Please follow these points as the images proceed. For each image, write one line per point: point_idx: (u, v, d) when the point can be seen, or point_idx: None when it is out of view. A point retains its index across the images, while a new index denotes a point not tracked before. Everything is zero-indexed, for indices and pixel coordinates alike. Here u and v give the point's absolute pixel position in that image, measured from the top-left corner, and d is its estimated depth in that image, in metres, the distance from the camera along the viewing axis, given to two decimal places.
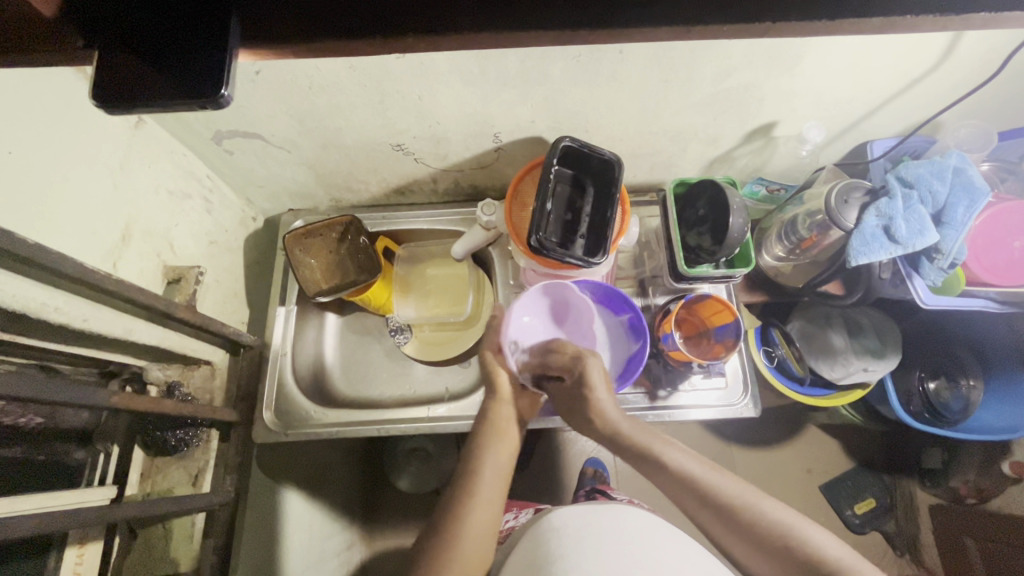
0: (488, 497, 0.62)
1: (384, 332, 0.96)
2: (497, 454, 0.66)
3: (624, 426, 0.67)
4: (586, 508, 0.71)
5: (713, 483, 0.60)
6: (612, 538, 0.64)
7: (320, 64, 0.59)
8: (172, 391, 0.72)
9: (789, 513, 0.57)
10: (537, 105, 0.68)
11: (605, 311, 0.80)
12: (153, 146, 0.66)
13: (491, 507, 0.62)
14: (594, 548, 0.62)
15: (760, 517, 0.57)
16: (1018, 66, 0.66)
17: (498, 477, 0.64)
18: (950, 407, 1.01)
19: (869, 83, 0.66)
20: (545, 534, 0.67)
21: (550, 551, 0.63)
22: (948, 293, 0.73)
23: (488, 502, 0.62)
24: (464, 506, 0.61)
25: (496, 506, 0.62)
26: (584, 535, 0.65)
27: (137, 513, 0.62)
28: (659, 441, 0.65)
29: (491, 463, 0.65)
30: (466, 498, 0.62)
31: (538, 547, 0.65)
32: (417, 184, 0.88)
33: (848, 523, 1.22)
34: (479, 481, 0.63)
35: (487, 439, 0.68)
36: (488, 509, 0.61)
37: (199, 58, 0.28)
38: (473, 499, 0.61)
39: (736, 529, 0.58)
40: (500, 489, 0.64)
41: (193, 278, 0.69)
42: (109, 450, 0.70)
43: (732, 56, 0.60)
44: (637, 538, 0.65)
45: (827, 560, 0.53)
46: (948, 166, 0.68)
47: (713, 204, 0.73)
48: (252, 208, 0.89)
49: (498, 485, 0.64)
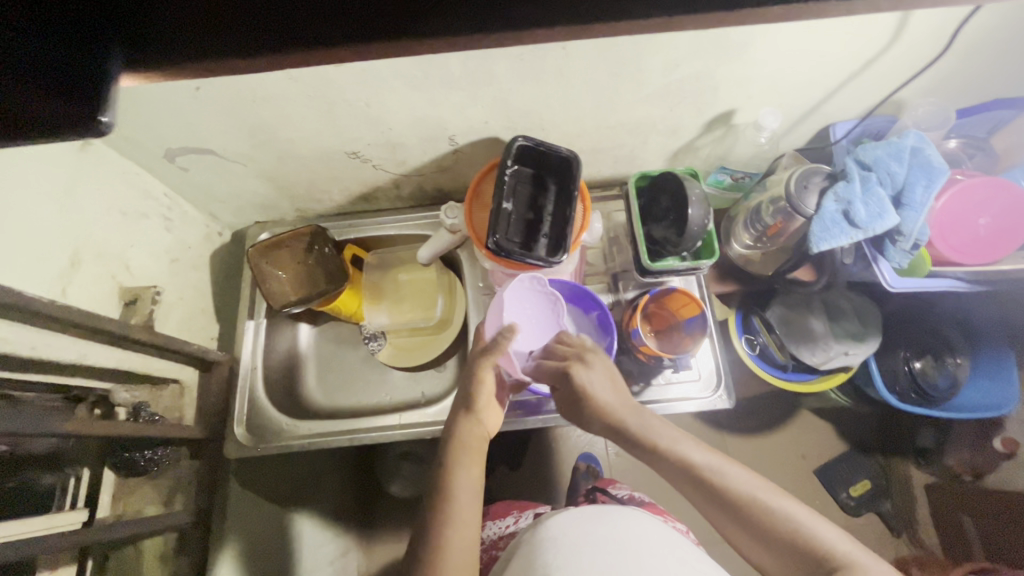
0: (465, 518, 0.60)
1: (359, 340, 0.96)
2: (468, 474, 0.64)
3: (629, 419, 0.66)
4: (582, 514, 0.71)
5: (726, 483, 0.59)
6: (608, 547, 0.64)
7: (259, 76, 0.58)
8: (139, 413, 0.71)
9: (800, 508, 0.57)
10: (488, 105, 0.67)
11: (574, 309, 0.80)
12: (102, 167, 0.66)
13: (467, 530, 0.60)
14: (591, 559, 0.62)
15: (771, 514, 0.56)
16: (974, 42, 0.65)
17: (471, 497, 0.62)
18: (937, 385, 1.03)
19: (823, 64, 0.65)
20: (542, 543, 0.67)
21: (547, 563, 0.63)
22: (915, 275, 0.73)
23: (464, 524, 0.60)
24: (441, 531, 0.59)
25: (474, 526, 0.61)
26: (581, 544, 0.65)
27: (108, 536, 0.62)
28: (674, 439, 0.63)
29: (462, 486, 0.62)
30: (441, 523, 0.60)
31: (536, 558, 0.65)
32: (381, 191, 0.88)
33: (844, 506, 1.23)
34: (452, 506, 0.61)
35: (454, 461, 0.64)
36: (465, 532, 0.59)
37: (78, 91, 0.27)
38: (448, 526, 0.59)
39: (742, 524, 0.57)
40: (475, 508, 0.62)
41: (149, 298, 0.69)
42: (80, 474, 0.68)
43: (679, 47, 0.60)
44: (634, 546, 0.64)
45: (838, 559, 0.52)
46: (905, 146, 0.65)
47: (674, 196, 0.73)
48: (217, 223, 0.89)
49: (473, 506, 0.62)
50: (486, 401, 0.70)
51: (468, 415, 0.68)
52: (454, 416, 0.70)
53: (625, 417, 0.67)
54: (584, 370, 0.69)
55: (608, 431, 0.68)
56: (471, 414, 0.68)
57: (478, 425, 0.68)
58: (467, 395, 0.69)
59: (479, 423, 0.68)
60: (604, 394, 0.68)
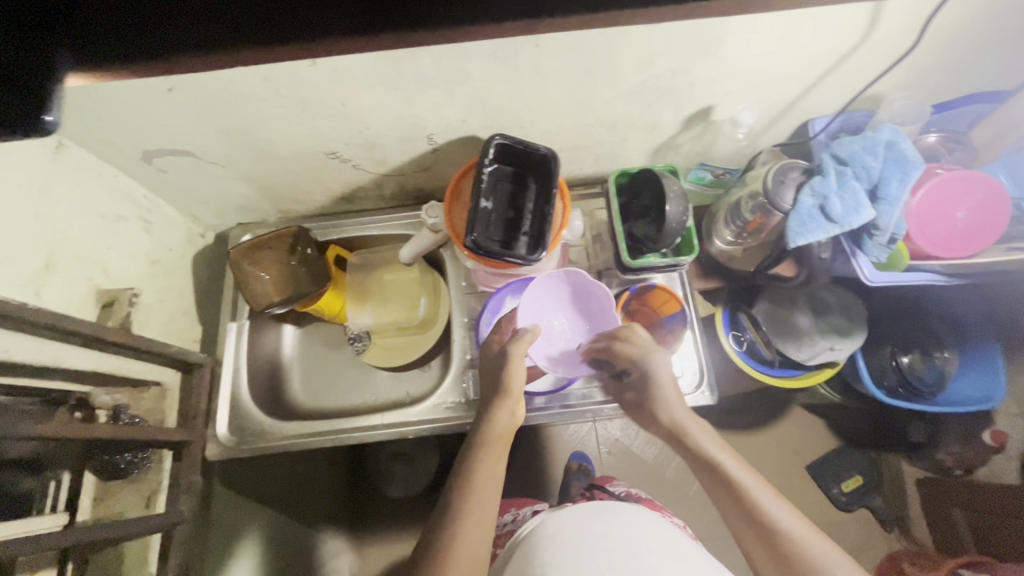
0: (486, 498, 0.61)
1: (345, 341, 0.96)
2: (492, 459, 0.63)
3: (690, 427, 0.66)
4: (581, 512, 0.71)
5: (760, 504, 0.59)
6: (609, 546, 0.64)
7: (232, 76, 0.58)
8: (119, 416, 0.71)
9: (838, 557, 0.56)
10: (463, 103, 0.67)
11: (587, 301, 0.77)
12: (77, 169, 0.65)
13: (486, 510, 0.60)
14: (590, 557, 0.62)
15: (808, 557, 0.56)
16: (949, 35, 0.65)
17: (496, 479, 0.62)
18: (925, 379, 1.04)
19: (798, 60, 0.65)
20: (540, 542, 0.68)
21: (546, 562, 0.63)
22: (895, 269, 0.73)
23: (486, 504, 0.60)
24: (460, 508, 0.59)
25: (493, 508, 0.61)
26: (580, 542, 0.65)
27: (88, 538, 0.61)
28: (731, 462, 0.63)
29: (487, 469, 0.62)
30: (460, 501, 0.60)
31: (534, 557, 0.65)
32: (362, 191, 0.88)
33: (835, 501, 1.23)
34: (473, 486, 0.61)
35: (481, 446, 0.64)
36: (485, 511, 0.60)
37: (20, 95, 0.29)
38: (465, 504, 0.60)
39: (763, 543, 0.58)
40: (495, 490, 0.62)
41: (126, 300, 0.68)
42: (60, 477, 0.67)
43: (653, 43, 0.60)
44: (635, 544, 0.64)
45: None
46: (880, 140, 0.66)
47: (654, 193, 0.73)
48: (199, 225, 0.89)
49: (496, 487, 0.62)
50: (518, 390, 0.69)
51: (503, 402, 0.67)
52: (488, 400, 0.69)
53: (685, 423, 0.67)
54: (660, 363, 0.70)
55: (662, 429, 0.69)
56: (506, 402, 0.67)
57: (512, 413, 0.67)
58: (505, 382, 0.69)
59: (510, 411, 0.67)
60: (671, 396, 0.68)
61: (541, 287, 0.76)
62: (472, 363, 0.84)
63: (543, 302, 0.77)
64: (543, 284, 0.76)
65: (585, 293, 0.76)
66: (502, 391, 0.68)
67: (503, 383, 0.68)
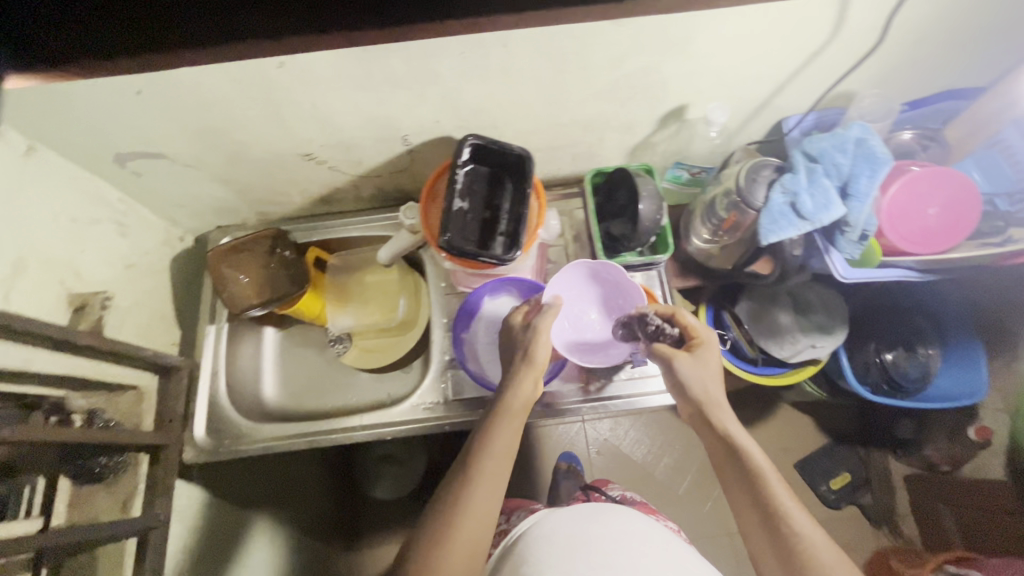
0: (495, 469, 0.59)
1: (326, 343, 0.96)
2: (506, 434, 0.61)
3: (727, 421, 0.62)
4: (577, 511, 0.71)
5: (781, 506, 0.56)
6: (605, 547, 0.64)
7: (201, 79, 0.58)
8: (94, 419, 0.71)
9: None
10: (436, 104, 0.68)
11: (617, 292, 0.77)
12: (49, 173, 0.65)
13: (495, 483, 0.59)
14: (584, 557, 0.62)
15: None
16: (918, 32, 0.65)
17: (508, 452, 0.61)
18: (909, 376, 1.03)
19: (769, 58, 0.66)
20: (534, 541, 0.67)
21: (541, 561, 0.63)
22: (869, 265, 0.74)
23: (495, 476, 0.59)
24: (467, 480, 0.58)
25: (502, 481, 0.60)
26: (574, 541, 0.65)
27: (71, 539, 0.62)
28: (766, 467, 0.58)
29: (500, 442, 0.61)
30: (467, 474, 0.59)
31: (528, 556, 0.65)
32: (341, 193, 0.88)
33: (824, 498, 1.22)
34: (483, 458, 0.59)
35: (496, 420, 0.62)
36: (494, 482, 0.59)
37: None
38: (473, 476, 0.59)
39: (774, 545, 0.55)
40: (507, 464, 0.61)
41: (99, 304, 0.70)
42: (35, 483, 0.65)
43: (621, 42, 0.60)
44: (631, 546, 0.64)
45: None
46: (849, 137, 0.66)
47: (627, 192, 0.74)
48: (177, 228, 0.89)
49: (507, 459, 0.61)
50: (542, 365, 0.66)
51: (523, 376, 0.65)
52: (509, 372, 0.67)
53: (722, 416, 0.63)
54: (704, 348, 0.65)
55: (695, 417, 0.65)
56: (527, 376, 0.65)
57: (531, 387, 0.65)
58: (527, 355, 0.66)
59: (532, 386, 0.65)
60: (710, 384, 0.64)
61: (572, 275, 0.77)
62: (451, 364, 0.84)
63: (576, 289, 0.78)
64: (573, 272, 0.77)
65: (616, 282, 0.76)
66: (525, 363, 0.65)
67: (530, 355, 0.66)
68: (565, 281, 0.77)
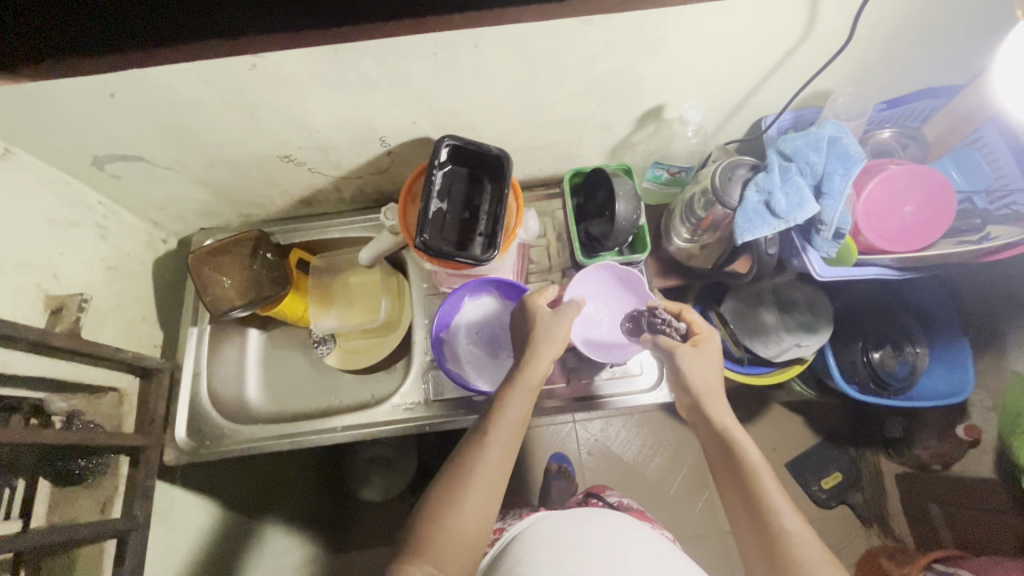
0: (506, 441, 0.58)
1: (310, 344, 0.96)
2: (517, 410, 0.60)
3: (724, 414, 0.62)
4: (572, 515, 0.71)
5: (772, 505, 0.55)
6: (598, 548, 0.64)
7: (173, 82, 0.59)
8: (73, 421, 0.70)
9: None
10: (411, 105, 0.68)
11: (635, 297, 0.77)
12: (26, 177, 0.66)
13: (506, 455, 0.57)
14: (576, 557, 0.62)
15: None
16: (892, 30, 0.65)
17: (518, 427, 0.59)
18: (896, 374, 1.03)
19: (742, 58, 0.66)
20: (528, 542, 0.68)
21: (534, 561, 0.63)
22: (844, 264, 0.73)
23: (505, 446, 0.57)
24: (477, 450, 0.57)
25: (513, 454, 0.58)
26: (567, 542, 0.65)
27: (49, 539, 0.62)
28: (759, 462, 0.57)
29: (511, 416, 0.59)
30: (478, 445, 0.58)
31: (521, 556, 0.66)
32: (322, 194, 0.88)
33: (815, 498, 1.21)
34: (493, 431, 0.58)
35: (507, 396, 0.61)
36: (505, 453, 0.57)
37: None
38: (484, 447, 0.57)
39: (763, 545, 0.54)
40: (518, 437, 0.59)
41: (76, 305, 0.68)
42: (14, 485, 0.64)
43: (593, 43, 0.60)
44: (625, 548, 0.64)
45: None
46: (823, 136, 0.67)
47: (605, 192, 0.75)
48: (160, 230, 0.89)
49: (517, 434, 0.59)
50: (558, 348, 0.65)
51: (537, 356, 0.63)
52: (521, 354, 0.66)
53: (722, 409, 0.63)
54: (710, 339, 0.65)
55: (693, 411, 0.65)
56: (542, 356, 0.63)
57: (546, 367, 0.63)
58: (544, 337, 0.65)
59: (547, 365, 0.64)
60: (710, 377, 0.64)
61: (597, 270, 0.76)
62: (433, 364, 0.84)
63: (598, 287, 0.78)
64: (601, 269, 0.76)
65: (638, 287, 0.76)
66: (542, 344, 0.64)
67: (548, 335, 0.65)
68: (590, 276, 0.77)
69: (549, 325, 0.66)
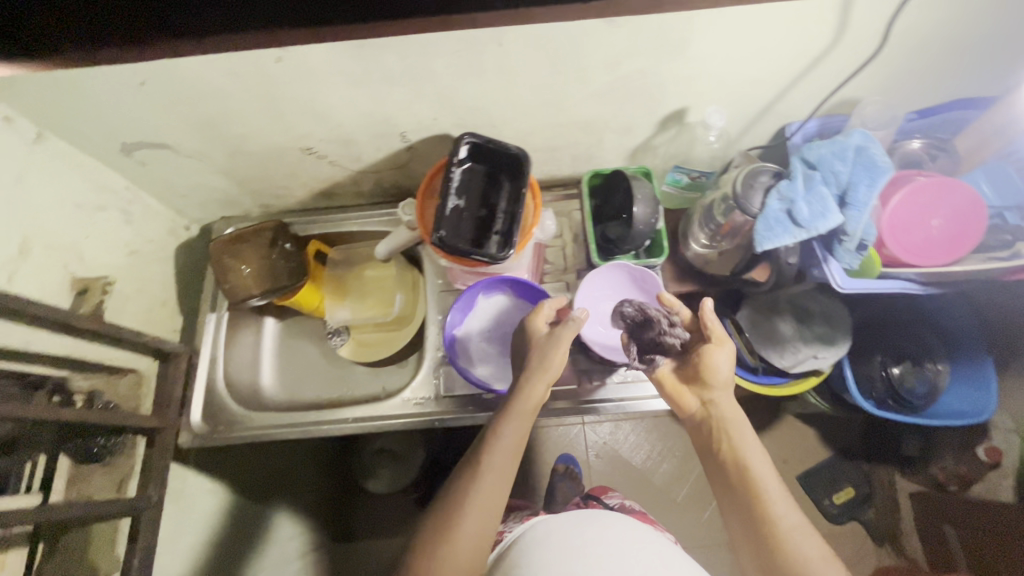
0: (502, 469, 0.58)
1: (324, 335, 0.97)
2: (513, 436, 0.60)
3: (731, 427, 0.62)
4: (575, 516, 0.71)
5: (774, 517, 0.56)
6: (601, 551, 0.64)
7: (201, 72, 0.60)
8: (94, 401, 0.72)
9: None
10: (432, 102, 0.68)
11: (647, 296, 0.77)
12: (56, 162, 0.67)
13: (500, 481, 0.58)
14: (579, 560, 0.62)
15: None
16: (927, 38, 0.63)
17: (515, 453, 0.60)
18: (915, 392, 1.00)
19: (769, 63, 0.65)
20: (530, 542, 0.68)
21: (536, 561, 0.64)
22: (867, 276, 0.71)
23: (500, 474, 0.58)
24: (472, 478, 0.58)
25: (509, 479, 0.59)
26: (569, 543, 0.65)
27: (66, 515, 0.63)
28: (765, 475, 0.58)
29: (507, 443, 0.59)
30: (471, 473, 0.58)
31: (524, 556, 0.66)
32: (340, 187, 0.89)
33: (827, 513, 1.20)
34: (488, 458, 0.58)
35: (503, 421, 0.61)
36: (500, 481, 0.58)
37: None
38: (478, 474, 0.58)
39: (763, 553, 0.55)
40: (513, 463, 0.59)
41: (100, 288, 0.72)
42: (35, 459, 0.67)
43: (617, 44, 0.60)
44: (628, 551, 0.64)
45: None
46: (849, 145, 0.66)
47: (622, 193, 0.74)
48: (183, 218, 0.91)
49: (512, 460, 0.59)
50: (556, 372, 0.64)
51: (534, 382, 0.63)
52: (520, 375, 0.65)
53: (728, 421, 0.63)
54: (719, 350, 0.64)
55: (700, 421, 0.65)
56: (540, 381, 0.63)
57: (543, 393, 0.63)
58: (541, 361, 0.64)
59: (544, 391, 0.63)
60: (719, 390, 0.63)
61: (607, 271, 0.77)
62: (443, 360, 0.85)
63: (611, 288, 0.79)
64: (609, 270, 0.77)
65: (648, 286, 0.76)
66: (538, 369, 0.63)
67: (541, 361, 0.63)
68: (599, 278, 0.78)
69: (547, 347, 0.65)
